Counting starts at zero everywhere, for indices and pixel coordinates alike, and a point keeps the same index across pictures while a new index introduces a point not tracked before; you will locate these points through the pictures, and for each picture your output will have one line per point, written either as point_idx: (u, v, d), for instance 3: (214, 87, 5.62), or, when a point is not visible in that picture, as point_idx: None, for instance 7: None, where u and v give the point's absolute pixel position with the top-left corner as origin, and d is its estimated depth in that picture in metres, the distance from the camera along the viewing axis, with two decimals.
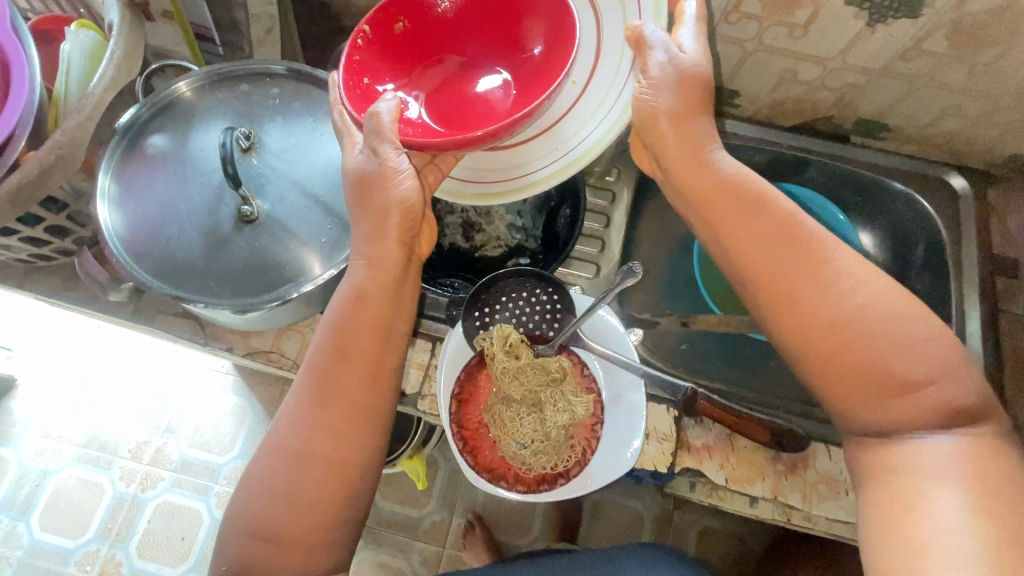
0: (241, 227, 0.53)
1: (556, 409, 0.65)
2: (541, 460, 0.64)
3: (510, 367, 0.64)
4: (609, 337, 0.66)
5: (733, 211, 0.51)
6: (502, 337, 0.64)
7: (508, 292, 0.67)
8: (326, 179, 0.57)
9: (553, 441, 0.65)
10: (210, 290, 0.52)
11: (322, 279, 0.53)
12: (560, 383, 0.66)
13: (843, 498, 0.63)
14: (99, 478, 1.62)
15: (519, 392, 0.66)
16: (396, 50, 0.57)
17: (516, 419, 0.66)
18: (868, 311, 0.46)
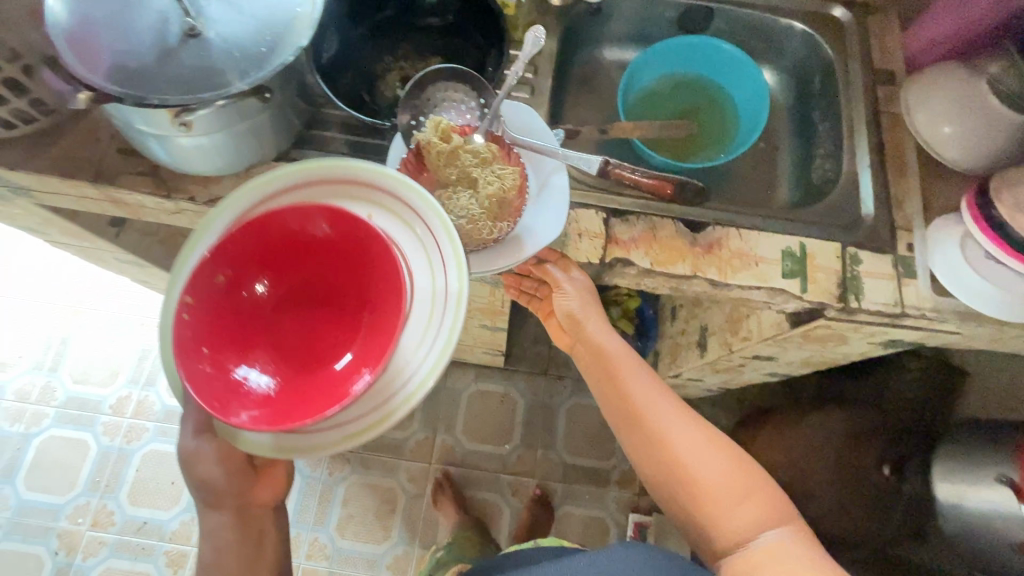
0: (186, 40, 0.59)
1: (488, 181, 0.62)
2: (479, 229, 0.61)
3: (444, 150, 0.62)
4: (528, 124, 0.71)
5: (626, 368, 0.75)
6: (434, 125, 0.63)
7: (437, 99, 0.73)
8: (261, 0, 0.62)
9: (489, 212, 0.61)
10: (161, 91, 0.57)
11: (264, 77, 0.59)
12: (490, 163, 0.64)
13: (753, 269, 0.72)
14: (82, 435, 1.64)
15: (455, 173, 0.63)
16: (220, 318, 0.51)
17: (452, 197, 0.62)
18: (715, 442, 0.70)
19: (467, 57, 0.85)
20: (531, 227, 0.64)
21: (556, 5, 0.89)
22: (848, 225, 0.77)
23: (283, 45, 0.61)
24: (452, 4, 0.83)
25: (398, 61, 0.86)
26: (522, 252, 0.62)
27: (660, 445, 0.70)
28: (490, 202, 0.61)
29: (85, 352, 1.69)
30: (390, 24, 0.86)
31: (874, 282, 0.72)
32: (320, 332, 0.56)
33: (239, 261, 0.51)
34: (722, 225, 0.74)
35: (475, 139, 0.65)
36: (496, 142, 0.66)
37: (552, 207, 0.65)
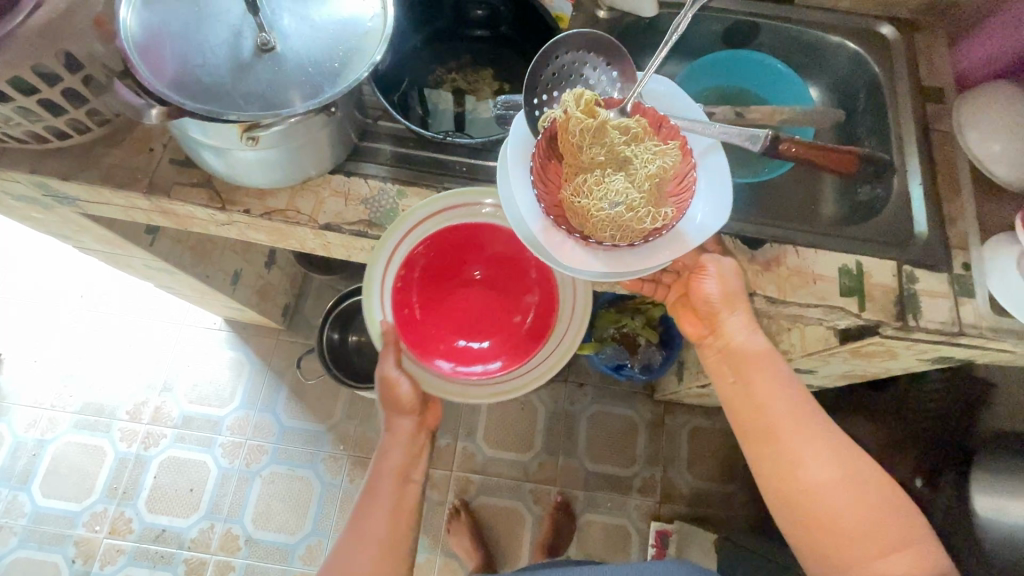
0: (261, 56, 0.59)
1: (643, 160, 0.59)
2: (640, 214, 0.57)
3: (591, 127, 0.58)
4: (670, 103, 0.67)
5: (765, 378, 0.70)
6: (576, 102, 0.60)
7: (567, 70, 0.68)
8: (332, 14, 0.62)
9: (647, 195, 0.58)
10: (239, 107, 0.57)
11: (339, 93, 0.58)
12: (638, 142, 0.60)
13: (812, 286, 0.72)
14: (99, 441, 1.62)
15: (602, 154, 0.59)
16: (428, 284, 0.77)
17: (604, 179, 0.58)
18: (857, 482, 0.65)
19: (517, 69, 0.85)
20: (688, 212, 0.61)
21: (604, 18, 0.89)
22: (900, 242, 0.77)
23: (355, 60, 0.60)
24: (505, 16, 0.83)
25: (450, 72, 0.85)
26: (686, 242, 0.59)
27: (798, 485, 0.66)
28: (649, 185, 0.58)
29: (102, 357, 1.68)
30: (440, 35, 0.86)
31: (930, 301, 0.72)
32: (492, 299, 0.79)
33: (438, 248, 0.76)
34: (779, 242, 0.74)
35: (617, 116, 0.61)
36: (642, 113, 0.63)
37: (713, 187, 0.62)
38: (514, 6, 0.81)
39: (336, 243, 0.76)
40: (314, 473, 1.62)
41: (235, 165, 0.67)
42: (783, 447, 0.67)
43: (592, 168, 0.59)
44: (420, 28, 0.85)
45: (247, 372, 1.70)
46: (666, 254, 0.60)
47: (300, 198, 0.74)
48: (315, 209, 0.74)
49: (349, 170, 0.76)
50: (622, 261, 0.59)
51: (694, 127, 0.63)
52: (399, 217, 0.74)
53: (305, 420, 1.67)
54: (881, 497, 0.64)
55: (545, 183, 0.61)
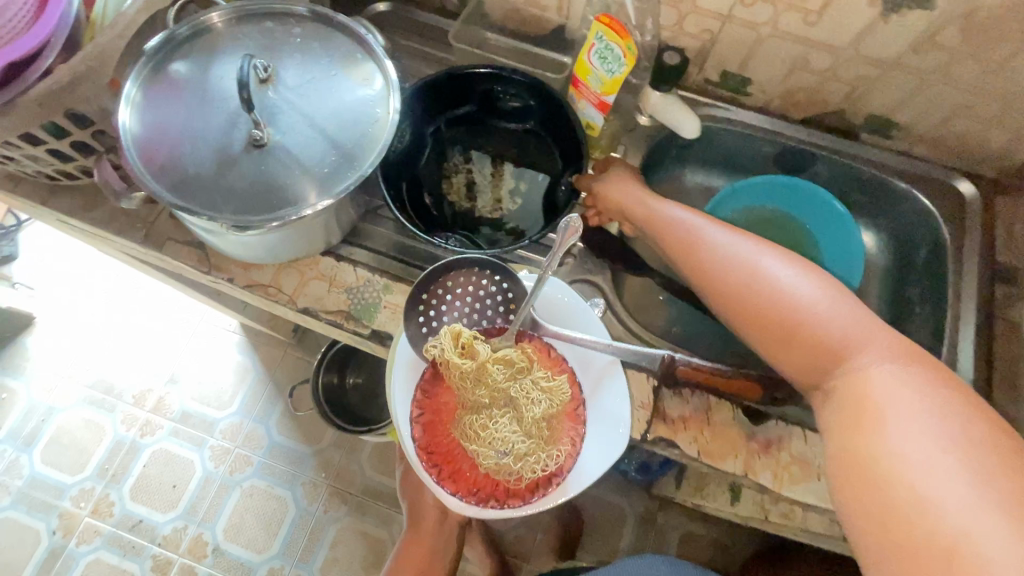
0: (250, 150, 0.56)
1: (531, 402, 0.58)
2: (530, 463, 0.56)
3: (469, 371, 0.57)
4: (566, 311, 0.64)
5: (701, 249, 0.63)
6: (452, 337, 0.58)
7: (454, 287, 0.61)
8: (335, 114, 0.59)
9: (535, 440, 0.58)
10: (215, 204, 0.55)
11: (321, 205, 0.56)
12: (525, 376, 0.59)
13: (814, 482, 0.64)
14: (102, 419, 1.67)
15: (486, 395, 0.58)
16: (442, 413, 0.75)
17: (491, 423, 0.58)
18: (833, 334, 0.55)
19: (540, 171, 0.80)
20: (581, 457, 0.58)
21: (644, 125, 0.82)
22: None
23: (348, 167, 0.57)
24: (537, 114, 0.78)
25: (467, 163, 0.81)
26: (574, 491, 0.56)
27: (893, 491, 0.47)
28: (536, 429, 0.58)
29: (123, 337, 1.74)
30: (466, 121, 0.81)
31: None
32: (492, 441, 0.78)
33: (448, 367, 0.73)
34: (786, 422, 0.65)
35: (504, 342, 0.60)
36: (526, 340, 0.61)
37: (605, 427, 0.59)
38: (547, 105, 0.76)
39: (313, 327, 0.74)
40: (291, 495, 1.61)
41: (219, 248, 0.68)
42: (867, 407, 0.51)
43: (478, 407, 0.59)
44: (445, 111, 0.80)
45: (249, 380, 1.71)
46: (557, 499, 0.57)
47: (285, 276, 0.72)
48: (296, 289, 0.72)
49: (341, 253, 0.74)
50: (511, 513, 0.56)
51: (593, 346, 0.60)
52: (378, 313, 0.70)
53: (294, 440, 1.66)
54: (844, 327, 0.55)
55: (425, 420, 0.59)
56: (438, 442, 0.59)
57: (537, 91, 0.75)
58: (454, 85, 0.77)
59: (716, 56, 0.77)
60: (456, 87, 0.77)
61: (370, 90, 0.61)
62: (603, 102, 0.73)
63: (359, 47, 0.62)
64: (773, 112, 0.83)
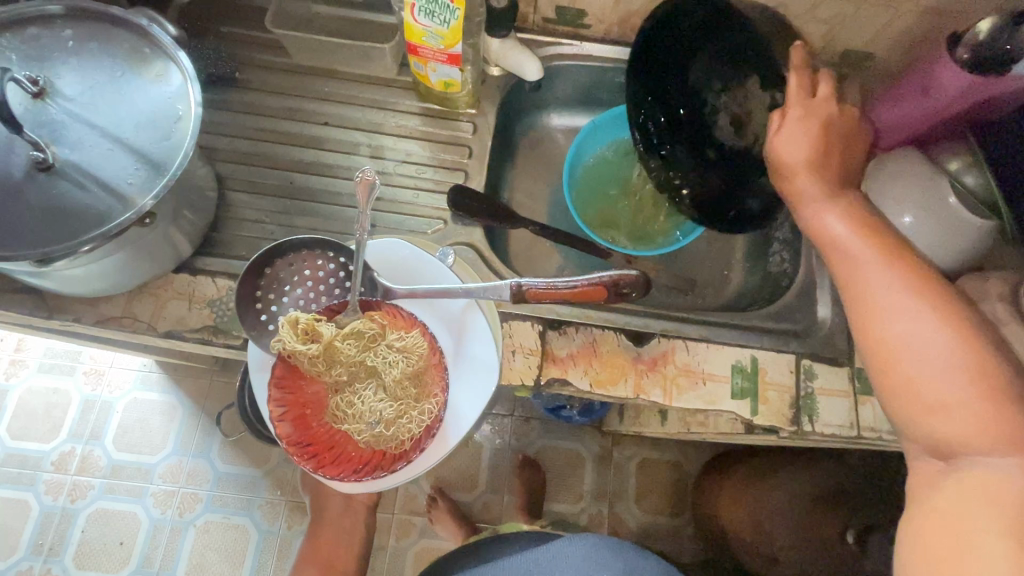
0: (35, 175, 0.51)
1: (390, 365, 0.57)
2: (405, 424, 0.56)
3: (316, 355, 0.54)
4: (418, 269, 0.66)
5: (837, 241, 0.57)
6: (291, 326, 0.54)
7: (286, 271, 0.60)
8: (131, 119, 0.54)
9: (405, 401, 0.57)
10: (6, 241, 0.49)
11: (131, 220, 0.51)
12: (378, 344, 0.57)
13: (701, 388, 0.67)
14: (23, 495, 1.55)
15: (344, 372, 0.56)
16: None
17: (356, 397, 0.56)
18: (921, 359, 0.48)
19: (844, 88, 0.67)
20: (454, 407, 0.61)
21: (495, 76, 0.81)
22: (803, 330, 0.72)
23: (157, 175, 0.53)
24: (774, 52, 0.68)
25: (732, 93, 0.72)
26: (453, 441, 0.60)
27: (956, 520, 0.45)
28: (402, 391, 0.57)
29: (26, 403, 1.60)
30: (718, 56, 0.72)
31: (828, 401, 0.67)
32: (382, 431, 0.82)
33: None
34: (668, 337, 0.68)
35: (349, 317, 0.57)
36: (373, 309, 0.59)
37: (476, 371, 0.62)
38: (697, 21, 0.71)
39: (185, 349, 0.69)
40: (250, 521, 1.57)
41: (49, 288, 0.62)
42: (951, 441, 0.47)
43: (341, 385, 0.57)
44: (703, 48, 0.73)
45: (178, 417, 1.63)
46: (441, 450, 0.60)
47: (138, 303, 0.67)
48: (154, 314, 0.67)
49: (196, 267, 0.69)
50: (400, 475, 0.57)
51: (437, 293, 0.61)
52: None
53: (241, 465, 1.61)
54: (933, 350, 0.48)
55: (289, 415, 0.56)
56: (311, 431, 0.56)
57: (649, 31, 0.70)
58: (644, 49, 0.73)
59: None
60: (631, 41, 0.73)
61: (166, 86, 0.56)
62: (451, 55, 0.69)
63: (146, 40, 0.56)
64: (616, 40, 0.83)
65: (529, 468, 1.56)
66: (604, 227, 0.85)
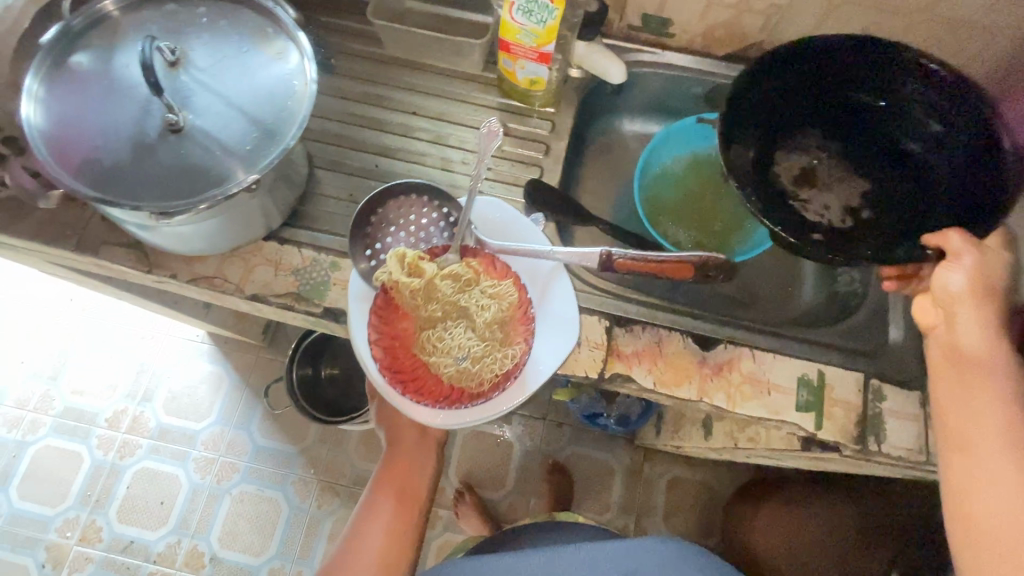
0: (166, 136, 0.55)
1: (478, 308, 0.67)
2: (486, 363, 0.64)
3: (418, 287, 0.64)
4: (511, 228, 0.69)
5: (956, 346, 0.55)
6: (399, 260, 0.65)
7: (394, 216, 0.68)
8: (252, 91, 0.58)
9: (490, 342, 0.66)
10: (137, 194, 0.54)
11: (247, 183, 0.55)
12: (469, 288, 0.67)
13: (765, 398, 0.67)
14: (77, 447, 1.63)
15: (439, 307, 0.67)
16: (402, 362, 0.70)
17: (446, 334, 0.66)
18: (999, 497, 0.49)
19: (906, 201, 0.71)
20: (536, 357, 0.64)
21: (576, 78, 0.83)
22: (872, 351, 0.71)
23: (270, 145, 0.57)
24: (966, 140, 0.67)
25: (824, 152, 0.75)
26: (532, 387, 0.63)
27: None
28: (489, 333, 0.66)
29: (89, 361, 1.70)
30: (896, 120, 0.73)
31: (896, 424, 0.66)
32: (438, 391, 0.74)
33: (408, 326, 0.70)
34: (734, 344, 0.68)
35: (449, 259, 0.67)
36: (471, 255, 0.69)
37: (556, 327, 0.65)
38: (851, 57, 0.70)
39: (266, 313, 0.73)
40: (283, 496, 1.61)
41: (154, 243, 0.67)
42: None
43: (433, 322, 0.67)
44: (889, 90, 0.72)
45: (225, 388, 1.69)
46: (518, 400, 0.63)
47: (229, 266, 0.71)
48: (242, 278, 0.71)
49: (284, 236, 0.73)
50: (475, 413, 0.62)
51: (531, 252, 0.66)
52: (328, 291, 0.70)
53: (279, 441, 1.66)
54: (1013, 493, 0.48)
55: (387, 342, 0.65)
56: (401, 361, 0.65)
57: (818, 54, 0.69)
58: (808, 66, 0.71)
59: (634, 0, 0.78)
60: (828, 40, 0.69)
61: (284, 63, 0.60)
62: (542, 53, 0.72)
63: (270, 21, 0.61)
64: (698, 50, 0.85)
65: (559, 473, 1.56)
66: (667, 225, 0.86)
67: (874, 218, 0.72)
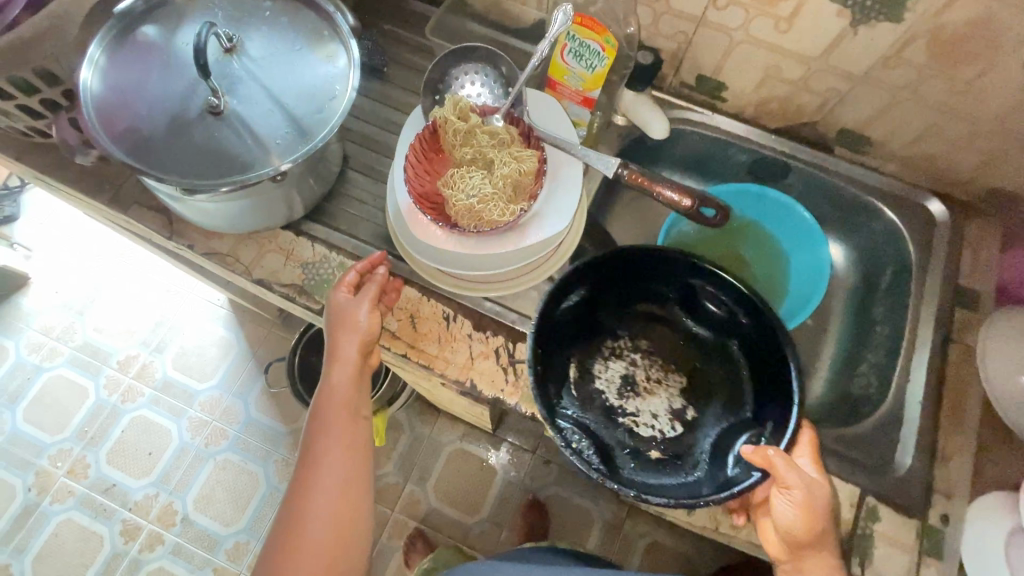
0: (206, 116, 0.57)
1: (504, 162, 0.59)
2: (490, 210, 0.58)
3: (461, 128, 0.59)
4: (546, 111, 0.65)
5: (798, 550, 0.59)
6: (453, 102, 0.60)
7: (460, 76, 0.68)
8: (295, 87, 0.60)
9: (501, 194, 0.58)
10: (167, 166, 0.56)
11: (267, 174, 0.57)
12: (505, 146, 0.60)
13: None
14: (86, 382, 1.70)
15: (470, 153, 0.59)
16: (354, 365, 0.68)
17: (465, 176, 0.59)
18: None
19: (719, 392, 0.73)
20: (542, 216, 0.61)
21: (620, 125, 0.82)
22: (873, 466, 0.67)
23: (300, 142, 0.58)
24: (750, 329, 0.69)
25: (636, 353, 0.76)
26: (531, 237, 0.60)
27: None
28: (503, 185, 0.58)
29: (115, 302, 1.77)
30: (690, 308, 0.74)
31: (887, 550, 0.61)
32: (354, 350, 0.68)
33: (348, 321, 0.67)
34: None
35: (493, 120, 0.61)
36: (515, 124, 0.62)
37: (557, 208, 0.61)
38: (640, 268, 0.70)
39: (269, 297, 0.75)
40: (263, 473, 1.63)
41: (178, 211, 0.70)
42: None
43: (460, 166, 0.60)
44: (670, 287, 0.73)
45: (232, 355, 1.73)
46: (515, 257, 0.61)
47: (244, 247, 0.73)
48: (253, 261, 0.72)
49: (301, 229, 0.74)
50: (474, 255, 0.61)
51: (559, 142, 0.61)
52: (331, 290, 0.71)
53: (272, 418, 1.68)
54: None
55: (420, 169, 0.61)
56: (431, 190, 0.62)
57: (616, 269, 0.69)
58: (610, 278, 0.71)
59: (690, 60, 0.77)
60: (616, 249, 0.67)
61: (331, 66, 0.61)
62: (586, 98, 0.70)
63: (327, 24, 0.63)
64: (749, 119, 0.83)
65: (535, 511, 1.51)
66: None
67: (698, 411, 0.73)
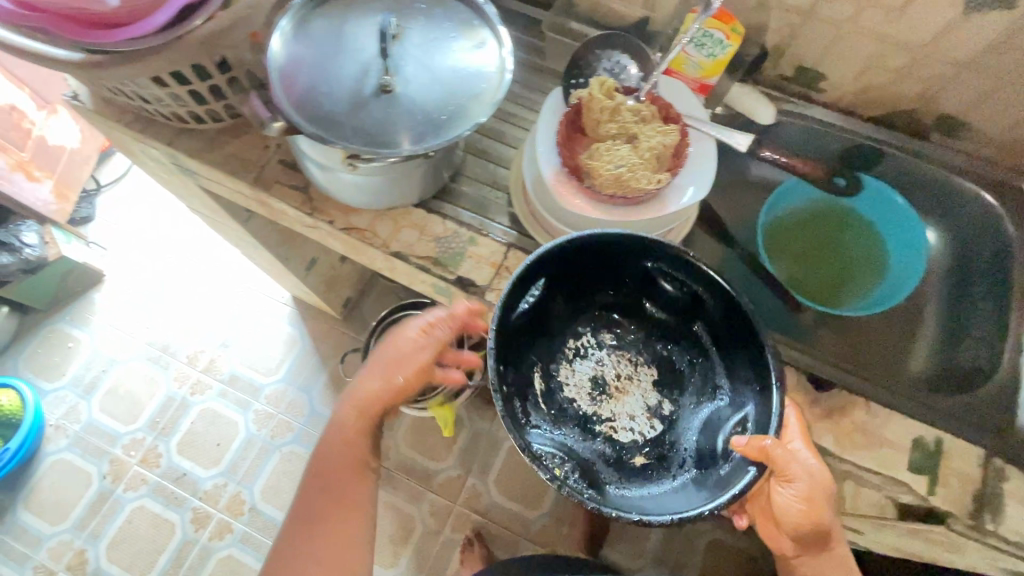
0: (378, 94, 0.63)
1: (649, 135, 0.64)
2: (638, 178, 0.62)
3: (608, 105, 0.64)
4: (676, 96, 0.72)
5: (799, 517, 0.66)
6: (599, 83, 0.66)
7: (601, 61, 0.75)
8: (453, 69, 0.66)
9: (647, 164, 0.63)
10: (345, 137, 0.61)
11: (435, 145, 0.62)
12: (646, 123, 0.65)
13: (876, 450, 0.65)
14: (158, 375, 1.76)
15: (616, 128, 0.64)
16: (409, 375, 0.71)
17: (613, 148, 0.64)
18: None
19: (699, 385, 0.70)
20: (679, 188, 0.66)
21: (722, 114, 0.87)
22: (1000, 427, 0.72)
23: (462, 118, 0.64)
24: (711, 302, 0.65)
25: (603, 350, 0.74)
26: (671, 207, 0.65)
27: None
28: (649, 156, 0.63)
29: (185, 299, 1.84)
30: (652, 297, 0.71)
31: (1016, 507, 0.63)
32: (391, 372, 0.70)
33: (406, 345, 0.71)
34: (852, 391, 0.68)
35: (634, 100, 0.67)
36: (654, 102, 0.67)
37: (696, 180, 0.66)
38: (600, 266, 0.67)
39: (399, 270, 0.80)
40: None
41: (323, 188, 0.75)
42: None
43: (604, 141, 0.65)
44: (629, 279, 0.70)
45: (297, 350, 1.79)
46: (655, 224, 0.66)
47: (380, 222, 0.78)
48: (389, 236, 0.78)
49: (431, 207, 0.79)
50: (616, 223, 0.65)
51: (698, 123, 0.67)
52: (463, 262, 0.76)
53: None
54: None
55: (565, 144, 0.66)
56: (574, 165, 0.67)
57: (570, 267, 0.66)
58: (569, 277, 0.68)
59: (793, 53, 0.82)
60: (573, 238, 0.62)
61: (483, 51, 0.67)
62: (703, 85, 0.76)
63: (478, 15, 0.69)
64: (843, 109, 0.88)
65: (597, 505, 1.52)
66: (774, 261, 0.86)
67: (675, 405, 0.70)
